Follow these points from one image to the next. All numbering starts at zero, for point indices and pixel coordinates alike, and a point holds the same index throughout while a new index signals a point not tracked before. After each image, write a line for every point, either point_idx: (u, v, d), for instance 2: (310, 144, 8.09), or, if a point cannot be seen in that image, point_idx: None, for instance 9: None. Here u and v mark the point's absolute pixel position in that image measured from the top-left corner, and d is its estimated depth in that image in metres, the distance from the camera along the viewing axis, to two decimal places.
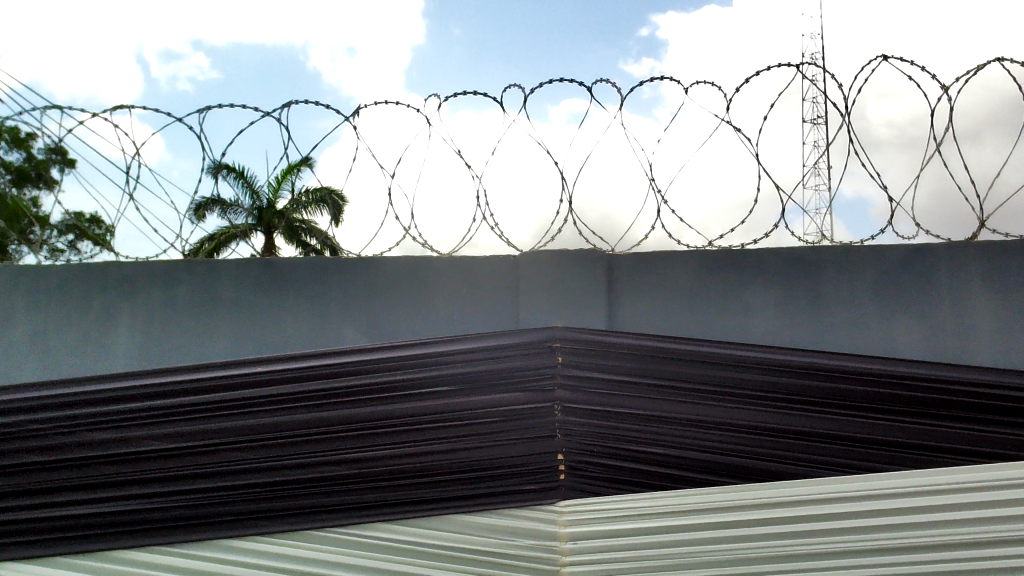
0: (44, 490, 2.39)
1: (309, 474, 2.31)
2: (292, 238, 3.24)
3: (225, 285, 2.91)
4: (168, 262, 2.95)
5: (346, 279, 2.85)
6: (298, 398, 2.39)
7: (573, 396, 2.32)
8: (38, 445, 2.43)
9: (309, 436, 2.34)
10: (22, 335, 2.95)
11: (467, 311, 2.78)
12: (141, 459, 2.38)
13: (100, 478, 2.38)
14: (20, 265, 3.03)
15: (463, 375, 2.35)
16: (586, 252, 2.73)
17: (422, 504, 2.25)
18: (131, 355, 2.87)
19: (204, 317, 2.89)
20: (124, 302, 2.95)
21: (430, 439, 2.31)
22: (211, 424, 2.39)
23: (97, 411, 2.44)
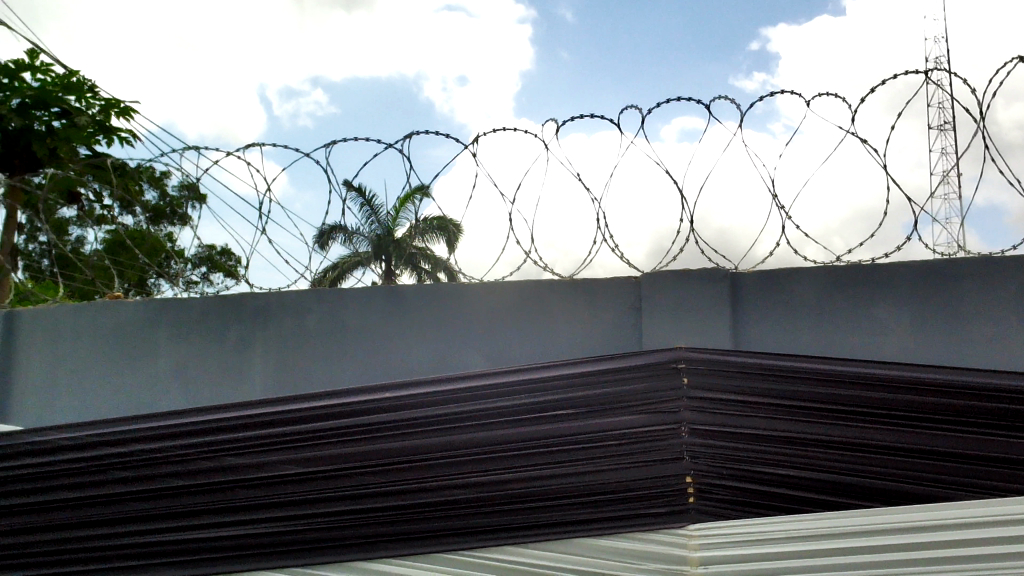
0: (189, 513, 2.49)
1: (438, 498, 2.34)
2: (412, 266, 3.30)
3: (352, 314, 2.99)
4: (298, 292, 3.04)
5: (468, 305, 2.89)
6: (425, 423, 2.42)
7: (698, 417, 2.29)
8: (183, 469, 2.54)
9: (437, 460, 2.38)
10: (167, 364, 3.10)
11: (589, 333, 2.77)
12: (279, 483, 2.46)
13: (240, 501, 2.47)
14: (161, 298, 3.18)
15: (588, 397, 2.35)
16: (707, 270, 2.70)
17: (549, 527, 2.26)
18: (265, 382, 2.98)
19: (334, 345, 2.97)
20: (257, 332, 3.06)
21: (555, 462, 2.32)
22: (343, 450, 2.45)
23: (235, 437, 2.53)
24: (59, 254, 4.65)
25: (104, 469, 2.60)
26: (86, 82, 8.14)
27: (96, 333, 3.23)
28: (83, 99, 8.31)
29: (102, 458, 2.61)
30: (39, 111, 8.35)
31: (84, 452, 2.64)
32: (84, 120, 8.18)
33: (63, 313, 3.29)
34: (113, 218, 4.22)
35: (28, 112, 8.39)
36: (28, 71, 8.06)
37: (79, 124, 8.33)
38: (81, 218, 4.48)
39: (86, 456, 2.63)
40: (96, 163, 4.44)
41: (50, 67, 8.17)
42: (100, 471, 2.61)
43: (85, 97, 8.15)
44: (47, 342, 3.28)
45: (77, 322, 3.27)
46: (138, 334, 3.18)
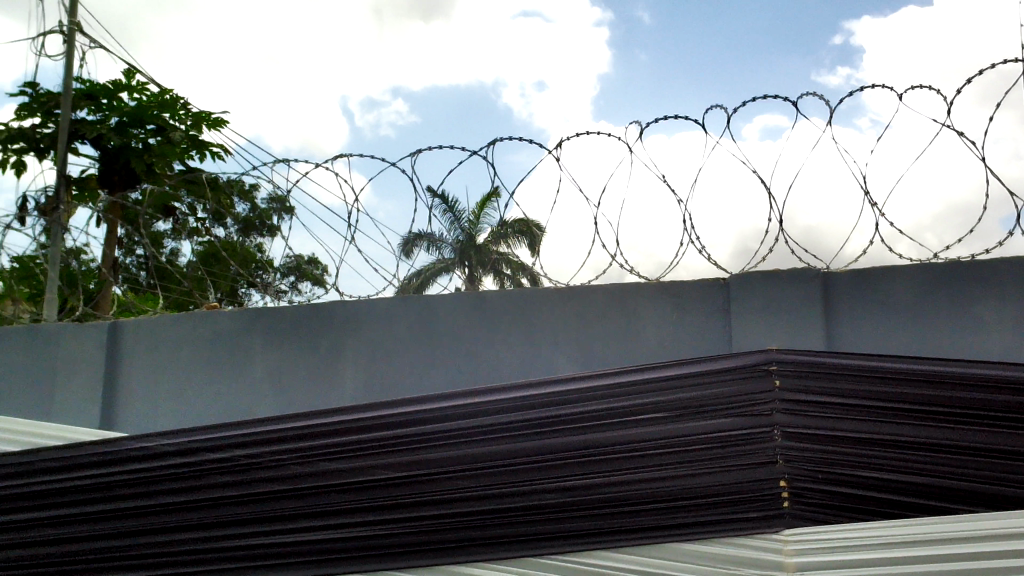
0: (286, 516, 2.55)
1: (528, 502, 2.35)
2: None
3: (440, 320, 3.02)
4: (386, 300, 3.09)
5: (555, 309, 2.89)
6: (514, 427, 2.43)
7: (791, 420, 2.25)
8: (279, 474, 2.60)
9: (526, 464, 2.39)
10: (263, 371, 3.19)
11: (676, 335, 2.74)
12: (372, 488, 2.50)
13: (334, 505, 2.52)
14: (256, 308, 3.27)
15: (678, 400, 2.33)
16: (797, 271, 2.65)
17: (640, 532, 2.25)
18: (356, 389, 3.05)
19: (424, 350, 3.01)
20: (347, 340, 3.11)
21: (645, 467, 2.30)
22: (434, 454, 2.48)
23: (329, 442, 2.59)
24: (156, 266, 4.82)
25: (204, 474, 2.68)
26: (179, 100, 8.44)
27: (196, 342, 3.34)
28: (177, 116, 8.61)
29: (202, 464, 2.70)
30: (135, 129, 8.67)
31: (184, 457, 2.72)
32: (179, 136, 8.47)
33: (163, 323, 3.41)
34: (206, 230, 4.35)
35: (126, 130, 8.72)
36: (125, 91, 8.38)
37: (173, 140, 8.64)
38: (176, 231, 4.63)
39: (186, 462, 2.72)
40: (190, 178, 4.59)
41: (145, 87, 8.49)
42: (200, 476, 2.69)
43: (178, 114, 8.44)
44: (149, 351, 3.40)
45: (177, 332, 3.38)
46: (234, 342, 3.27)
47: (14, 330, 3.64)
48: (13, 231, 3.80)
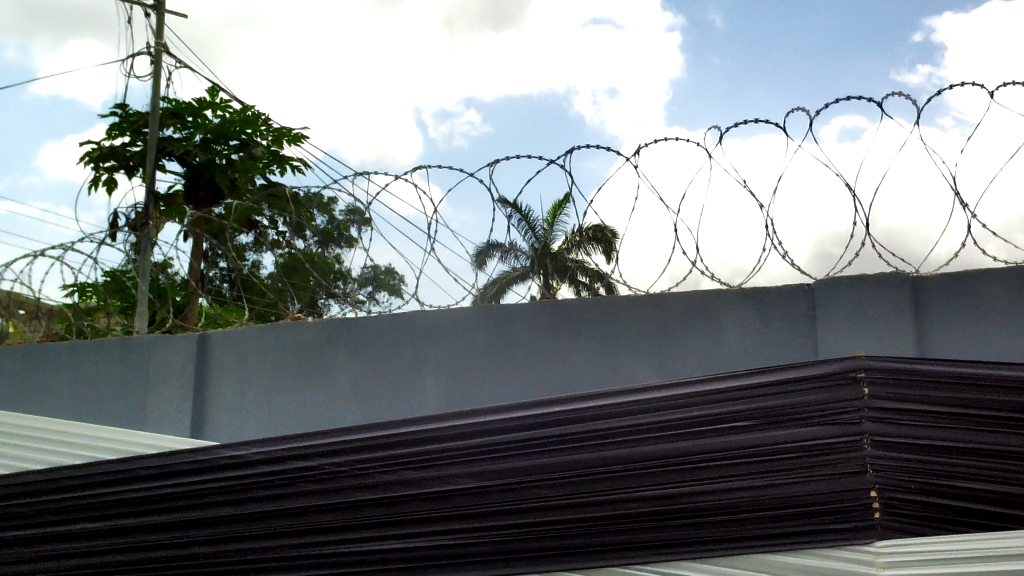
0: (371, 524, 2.59)
1: (611, 512, 2.34)
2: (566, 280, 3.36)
3: (520, 329, 3.03)
4: (465, 310, 3.11)
5: (637, 317, 2.87)
6: (596, 436, 2.43)
7: (880, 429, 2.21)
8: (365, 483, 2.64)
9: (609, 473, 2.37)
10: (347, 380, 3.24)
11: (760, 342, 2.70)
12: (456, 496, 2.52)
13: (420, 513, 2.55)
14: (338, 318, 3.33)
15: (764, 409, 2.28)
16: (884, 276, 2.58)
17: (728, 543, 2.23)
18: (439, 398, 3.07)
19: (504, 358, 3.02)
20: (429, 350, 3.14)
21: (730, 476, 2.26)
22: (516, 463, 2.49)
23: (413, 451, 2.62)
24: (240, 279, 4.96)
25: (292, 482, 2.74)
26: (260, 117, 8.69)
27: (281, 353, 3.41)
28: (258, 132, 8.86)
29: (289, 472, 2.75)
30: (219, 146, 8.93)
31: (272, 465, 2.78)
32: (260, 152, 8.70)
33: (249, 335, 3.49)
34: (288, 242, 4.45)
35: (210, 147, 8.97)
36: (210, 109, 8.64)
37: (254, 156, 8.89)
38: (259, 244, 4.75)
39: (274, 470, 2.78)
40: (272, 192, 4.70)
41: (228, 104, 8.74)
42: (288, 483, 2.74)
43: (259, 130, 8.68)
44: (236, 362, 3.48)
45: (263, 343, 3.46)
46: (318, 352, 3.33)
47: (108, 342, 3.76)
48: (107, 246, 3.94)
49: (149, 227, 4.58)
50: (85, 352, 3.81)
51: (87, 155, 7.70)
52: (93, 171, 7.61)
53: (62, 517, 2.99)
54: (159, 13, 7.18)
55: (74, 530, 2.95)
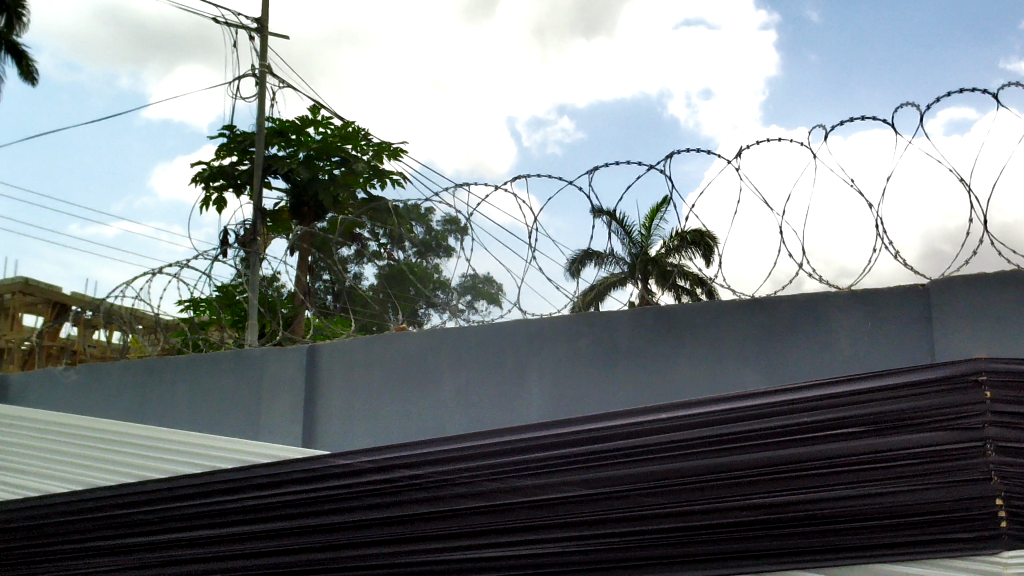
0: (478, 532, 2.62)
1: (719, 520, 2.31)
2: (665, 281, 3.47)
3: (622, 335, 3.01)
4: (567, 317, 3.12)
5: (743, 322, 2.83)
6: (702, 442, 2.39)
7: (1004, 434, 2.12)
8: (470, 491, 2.67)
9: (716, 481, 2.34)
10: (451, 389, 3.29)
11: (871, 345, 2.62)
12: (562, 504, 2.52)
13: (525, 522, 2.56)
14: (442, 328, 3.38)
15: (878, 414, 2.22)
16: (1005, 274, 2.47)
17: (843, 552, 2.19)
18: (542, 407, 3.08)
19: (606, 365, 3.02)
20: (531, 359, 3.16)
21: (843, 483, 2.21)
22: (621, 471, 2.47)
23: (517, 459, 2.63)
24: (343, 291, 5.09)
25: (401, 490, 2.79)
26: (360, 132, 8.92)
27: (386, 363, 3.48)
28: (358, 147, 9.09)
29: (397, 480, 2.80)
30: (321, 162, 9.18)
31: (382, 474, 2.84)
32: (361, 166, 8.89)
33: (356, 346, 3.57)
34: (391, 254, 4.54)
35: (313, 163, 9.23)
36: (312, 126, 8.88)
37: (355, 170, 9.12)
38: (362, 257, 4.87)
39: (384, 478, 2.83)
40: (374, 205, 4.81)
41: (330, 121, 8.97)
42: (397, 492, 2.79)
43: (359, 146, 8.90)
44: (344, 372, 3.57)
45: (369, 354, 3.53)
46: (422, 361, 3.39)
47: (222, 355, 3.90)
48: (218, 262, 4.09)
49: (257, 242, 4.73)
50: (201, 365, 3.96)
51: (197, 175, 8.02)
52: (204, 190, 7.91)
53: (183, 524, 3.11)
54: (262, 35, 7.41)
55: (194, 536, 3.07)
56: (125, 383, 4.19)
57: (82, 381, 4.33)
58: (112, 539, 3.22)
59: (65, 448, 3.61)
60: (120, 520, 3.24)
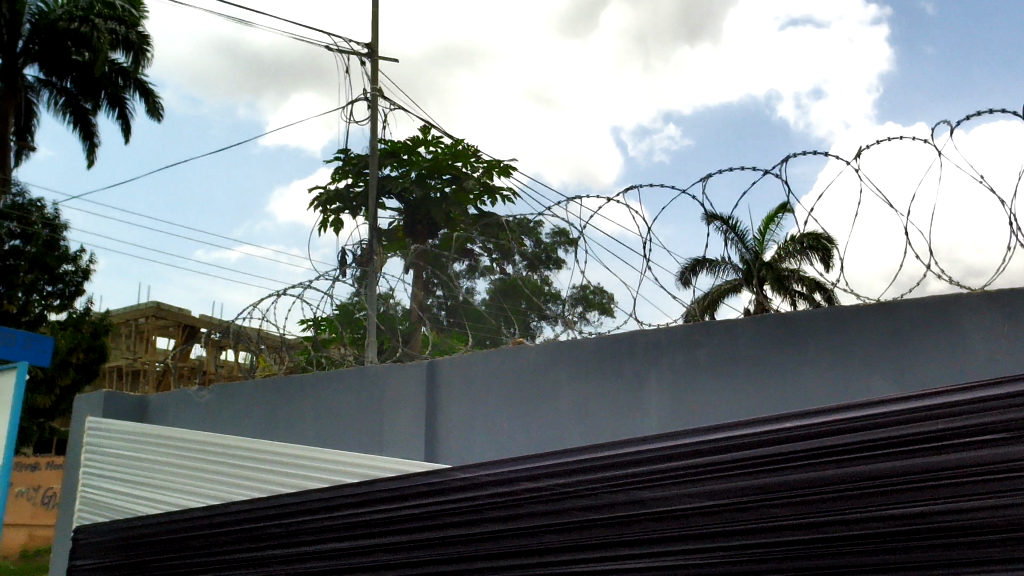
0: (602, 544, 2.61)
1: (851, 531, 2.23)
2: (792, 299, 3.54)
3: (742, 344, 2.97)
4: (685, 327, 3.09)
5: (869, 327, 2.75)
6: (832, 452, 2.33)
7: None
8: (593, 503, 2.67)
9: (846, 492, 2.27)
10: (569, 401, 3.30)
11: (1008, 347, 2.50)
12: (685, 516, 2.50)
13: (649, 534, 2.54)
14: (558, 341, 3.39)
15: (1019, 419, 2.11)
16: None
17: (987, 565, 2.06)
18: (662, 418, 3.06)
19: (726, 374, 2.97)
20: (650, 369, 3.14)
21: (984, 493, 2.11)
22: (748, 481, 2.43)
23: (639, 472, 2.62)
24: (459, 307, 5.17)
25: (523, 502, 2.81)
26: (468, 150, 9.05)
27: (505, 376, 3.51)
28: (467, 164, 9.22)
29: (519, 493, 2.82)
30: (433, 180, 9.38)
31: (504, 486, 2.86)
32: (472, 183, 9.02)
33: (474, 360, 3.61)
34: (504, 268, 4.59)
35: (425, 182, 9.42)
36: (423, 146, 9.07)
37: (466, 187, 9.27)
38: (474, 272, 4.94)
39: (505, 491, 2.86)
40: (486, 221, 4.88)
41: (440, 140, 9.14)
42: (520, 504, 2.81)
43: (469, 163, 9.04)
44: (462, 387, 3.62)
45: (487, 368, 3.57)
46: (540, 374, 3.41)
47: (345, 372, 4.01)
48: (338, 283, 4.21)
49: (375, 261, 4.86)
50: (326, 383, 4.08)
51: (315, 199, 8.28)
52: (322, 213, 8.18)
53: (314, 537, 3.21)
54: (372, 60, 7.61)
55: (325, 549, 3.17)
56: (255, 401, 4.36)
57: (215, 401, 4.52)
58: (250, 552, 3.36)
59: (201, 465, 3.77)
60: (256, 533, 3.37)
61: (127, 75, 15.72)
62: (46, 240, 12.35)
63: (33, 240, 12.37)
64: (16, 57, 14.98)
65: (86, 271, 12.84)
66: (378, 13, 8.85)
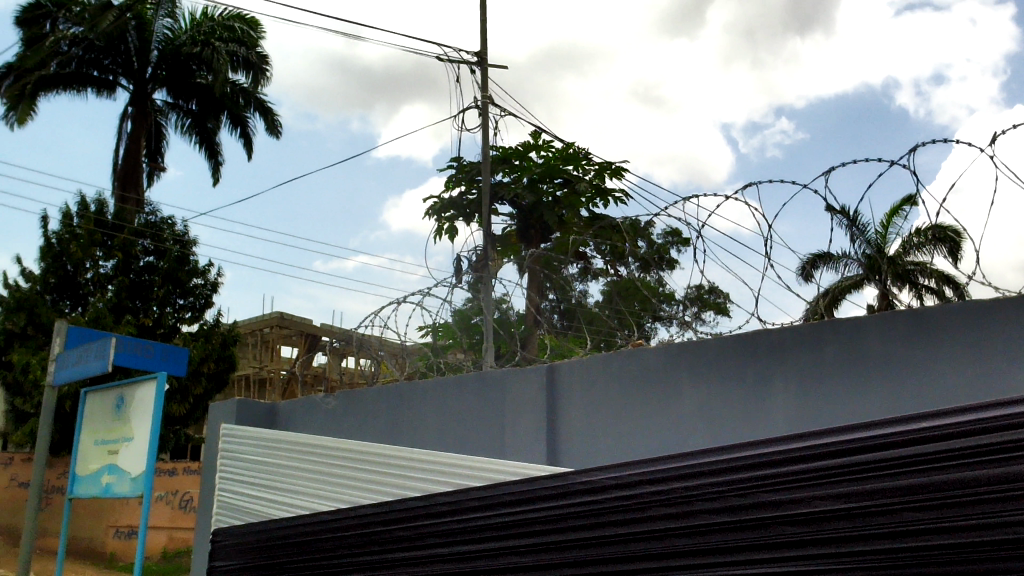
0: (734, 548, 2.55)
1: (1004, 536, 2.13)
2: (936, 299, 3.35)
3: (873, 341, 2.87)
4: (811, 325, 3.01)
5: (1010, 321, 2.62)
6: (977, 452, 2.23)
7: None
8: (723, 506, 2.62)
9: (995, 494, 2.17)
10: (692, 403, 3.25)
11: None
12: (822, 520, 2.42)
13: (782, 538, 2.46)
14: (678, 342, 3.35)
15: None
16: None
17: None
18: (790, 419, 2.99)
19: (856, 373, 2.88)
20: (775, 369, 3.07)
21: None
22: (885, 483, 2.34)
23: (769, 474, 2.56)
24: (574, 310, 5.18)
25: (647, 506, 2.78)
26: (578, 154, 9.05)
27: (625, 379, 3.49)
28: (578, 168, 9.24)
29: (645, 496, 2.80)
30: (546, 185, 9.44)
31: (628, 490, 2.85)
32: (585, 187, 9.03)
33: (593, 362, 3.60)
34: (619, 270, 4.57)
35: (537, 187, 9.48)
36: (534, 151, 9.12)
37: (578, 191, 9.28)
38: (587, 275, 4.94)
39: (630, 494, 2.84)
40: (600, 224, 4.87)
41: (552, 144, 9.18)
42: (647, 507, 2.78)
43: (582, 166, 9.05)
44: (583, 390, 3.62)
45: (607, 371, 3.56)
46: (661, 376, 3.38)
47: (465, 377, 4.07)
48: (455, 289, 4.27)
49: (489, 267, 4.90)
50: (446, 388, 4.15)
51: (429, 207, 8.43)
52: (437, 221, 8.32)
53: (442, 540, 3.27)
54: (482, 68, 7.70)
55: (454, 551, 3.21)
56: (379, 407, 4.46)
57: (340, 407, 4.65)
58: (380, 554, 3.44)
59: (329, 470, 3.88)
60: (385, 536, 3.46)
61: (248, 94, 16.33)
62: (178, 256, 13.06)
63: (166, 256, 13.00)
64: (145, 82, 15.77)
65: (215, 284, 13.41)
66: (486, 21, 8.94)
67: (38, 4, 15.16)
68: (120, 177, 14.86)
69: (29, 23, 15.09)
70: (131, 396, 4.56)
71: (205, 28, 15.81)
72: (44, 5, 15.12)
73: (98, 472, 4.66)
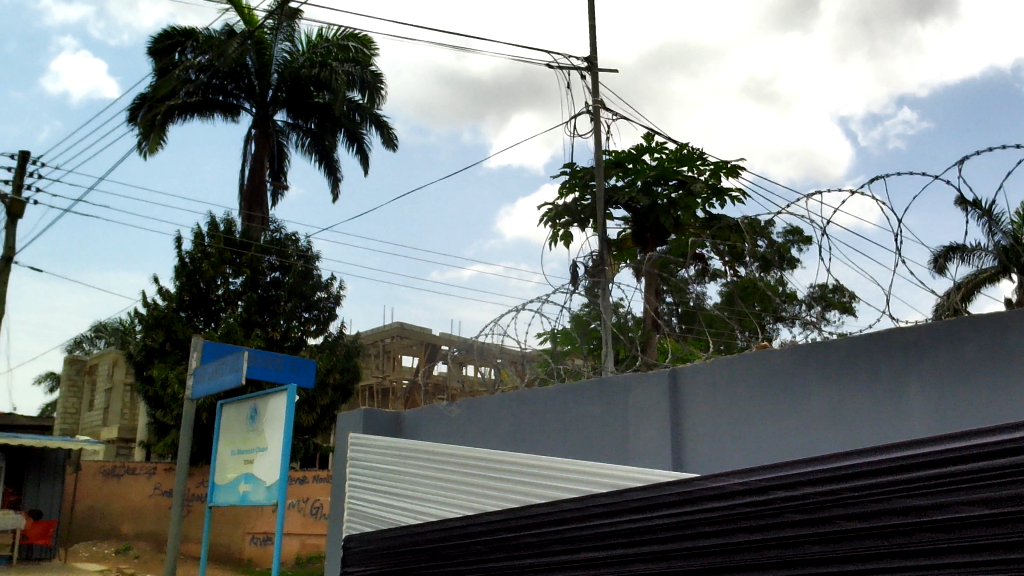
0: (873, 556, 2.46)
1: None
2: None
3: (1016, 338, 2.73)
4: (948, 323, 2.88)
5: None
6: None
7: None
8: (860, 512, 2.53)
9: None
10: (823, 406, 3.16)
11: None
12: (971, 526, 2.32)
13: (925, 545, 2.36)
14: (805, 343, 3.26)
15: None
16: None
17: None
18: (928, 421, 2.87)
19: (998, 372, 2.74)
20: (910, 370, 2.96)
21: None
22: None
23: (908, 479, 2.46)
24: (694, 313, 5.10)
25: (779, 512, 2.71)
26: (692, 154, 8.94)
27: (751, 383, 3.42)
28: (693, 168, 9.12)
29: (776, 502, 2.72)
30: (660, 188, 9.35)
31: (758, 496, 2.78)
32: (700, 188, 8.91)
33: (717, 366, 3.54)
34: (738, 271, 4.49)
35: (651, 190, 9.40)
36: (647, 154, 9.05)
37: (694, 192, 9.17)
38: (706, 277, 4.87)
39: (760, 500, 2.77)
40: (717, 225, 4.80)
41: (665, 146, 9.10)
42: (778, 513, 2.71)
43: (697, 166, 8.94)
44: (707, 394, 3.56)
45: (731, 375, 3.49)
46: (788, 378, 3.29)
47: (587, 383, 4.06)
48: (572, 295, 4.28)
49: (606, 272, 4.88)
50: (568, 395, 4.16)
51: (544, 214, 8.46)
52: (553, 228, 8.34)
53: (568, 547, 3.27)
54: (593, 72, 7.72)
55: (581, 558, 3.21)
56: (502, 414, 4.51)
57: (463, 415, 4.71)
58: (507, 560, 3.47)
59: (454, 477, 3.94)
60: (511, 542, 3.49)
61: (364, 111, 16.76)
62: (302, 271, 13.54)
63: (291, 271, 13.49)
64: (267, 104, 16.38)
65: (338, 297, 13.82)
66: (594, 26, 8.95)
67: (167, 34, 15.94)
68: (246, 197, 15.48)
69: (161, 53, 15.92)
70: (264, 407, 4.74)
71: (321, 49, 16.38)
72: (174, 35, 15.92)
73: (236, 481, 4.85)
